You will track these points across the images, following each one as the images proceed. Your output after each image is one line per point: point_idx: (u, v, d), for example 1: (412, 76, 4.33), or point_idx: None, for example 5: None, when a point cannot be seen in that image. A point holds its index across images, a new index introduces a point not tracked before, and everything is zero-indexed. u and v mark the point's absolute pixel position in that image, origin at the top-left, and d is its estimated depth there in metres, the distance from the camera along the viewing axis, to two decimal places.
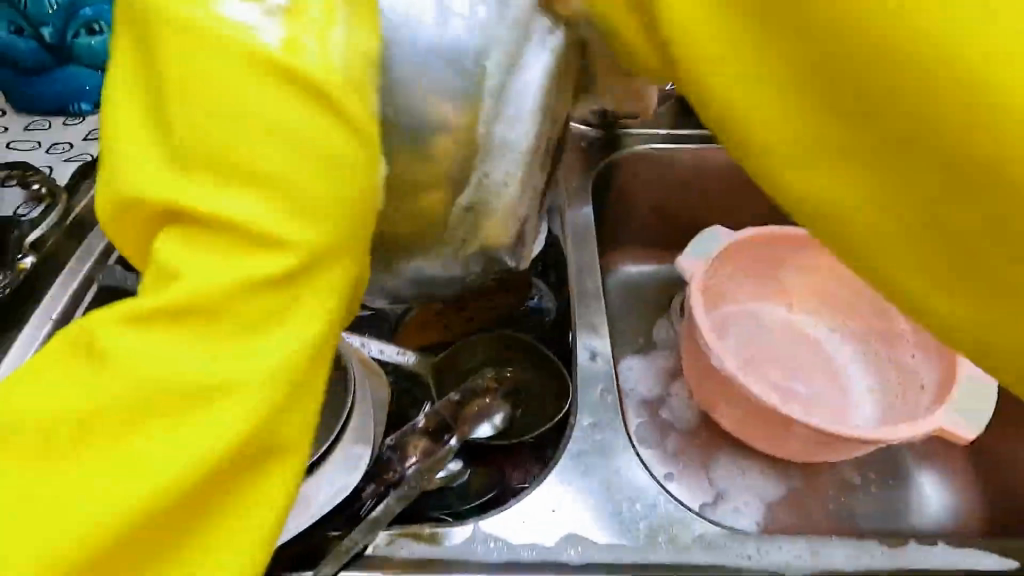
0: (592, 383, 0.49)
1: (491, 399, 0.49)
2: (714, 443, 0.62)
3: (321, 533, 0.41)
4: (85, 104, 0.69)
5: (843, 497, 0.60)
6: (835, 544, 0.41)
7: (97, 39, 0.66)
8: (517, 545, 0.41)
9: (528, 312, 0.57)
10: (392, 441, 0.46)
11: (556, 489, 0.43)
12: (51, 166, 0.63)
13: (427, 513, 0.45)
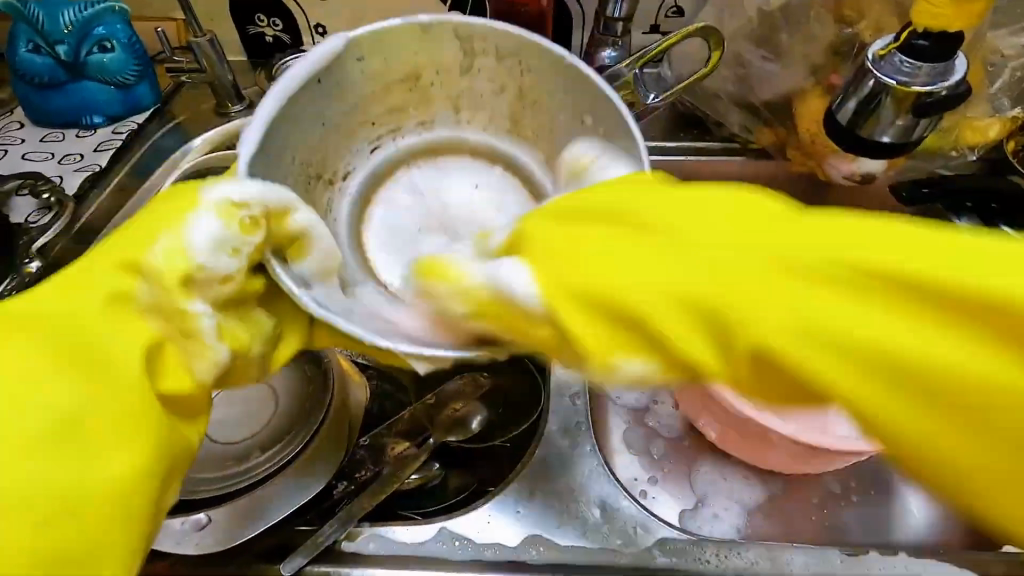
0: (564, 388, 0.51)
1: (468, 403, 0.51)
2: (695, 449, 0.66)
3: (294, 526, 0.44)
4: (98, 118, 0.74)
5: (825, 507, 0.63)
6: (791, 554, 0.41)
7: (109, 55, 0.70)
8: (481, 544, 0.42)
9: None
10: (367, 441, 0.48)
11: (518, 492, 0.45)
12: (62, 176, 0.68)
13: (399, 510, 0.47)
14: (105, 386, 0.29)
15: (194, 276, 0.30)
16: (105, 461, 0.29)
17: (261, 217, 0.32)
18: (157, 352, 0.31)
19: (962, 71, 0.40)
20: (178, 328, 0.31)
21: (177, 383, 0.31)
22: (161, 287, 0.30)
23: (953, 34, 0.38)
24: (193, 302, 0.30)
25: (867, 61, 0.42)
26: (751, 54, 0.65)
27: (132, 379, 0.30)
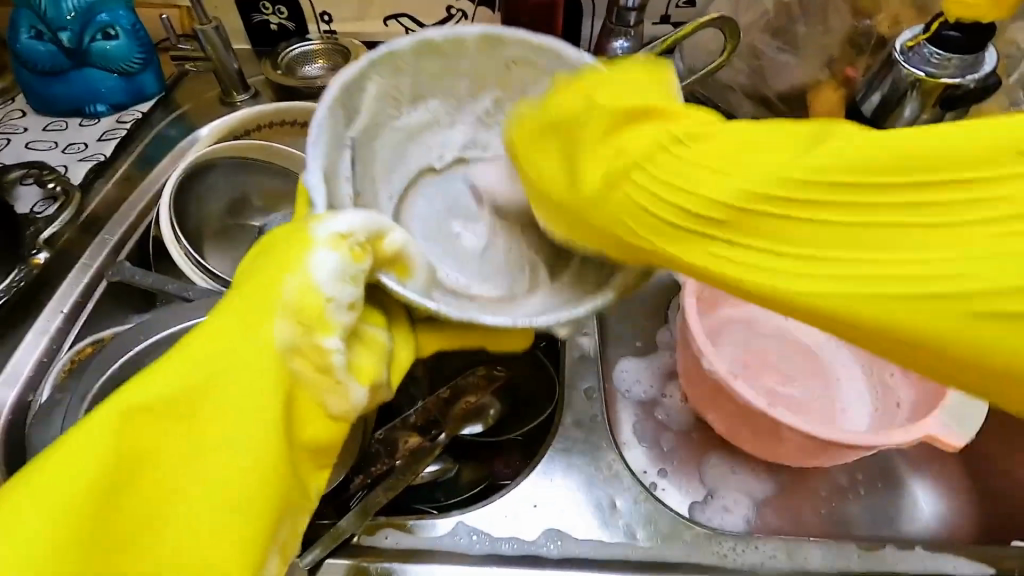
0: (579, 382, 0.50)
1: (481, 396, 0.51)
2: (704, 443, 0.66)
3: (313, 519, 0.44)
4: (101, 107, 0.72)
5: (835, 500, 0.63)
6: (809, 547, 0.41)
7: (113, 43, 0.69)
8: (499, 537, 0.42)
9: None
10: (382, 434, 0.48)
11: (535, 485, 0.45)
12: (67, 165, 0.66)
13: (414, 504, 0.47)
14: (250, 441, 0.29)
15: (327, 312, 0.31)
16: (239, 505, 0.29)
17: (366, 243, 0.32)
18: (295, 398, 0.31)
19: (993, 62, 0.40)
20: (310, 366, 0.31)
21: (315, 426, 0.32)
22: (302, 326, 0.31)
23: (984, 26, 0.38)
24: (328, 337, 0.31)
25: (896, 53, 0.42)
26: (766, 45, 0.64)
27: (272, 438, 0.29)
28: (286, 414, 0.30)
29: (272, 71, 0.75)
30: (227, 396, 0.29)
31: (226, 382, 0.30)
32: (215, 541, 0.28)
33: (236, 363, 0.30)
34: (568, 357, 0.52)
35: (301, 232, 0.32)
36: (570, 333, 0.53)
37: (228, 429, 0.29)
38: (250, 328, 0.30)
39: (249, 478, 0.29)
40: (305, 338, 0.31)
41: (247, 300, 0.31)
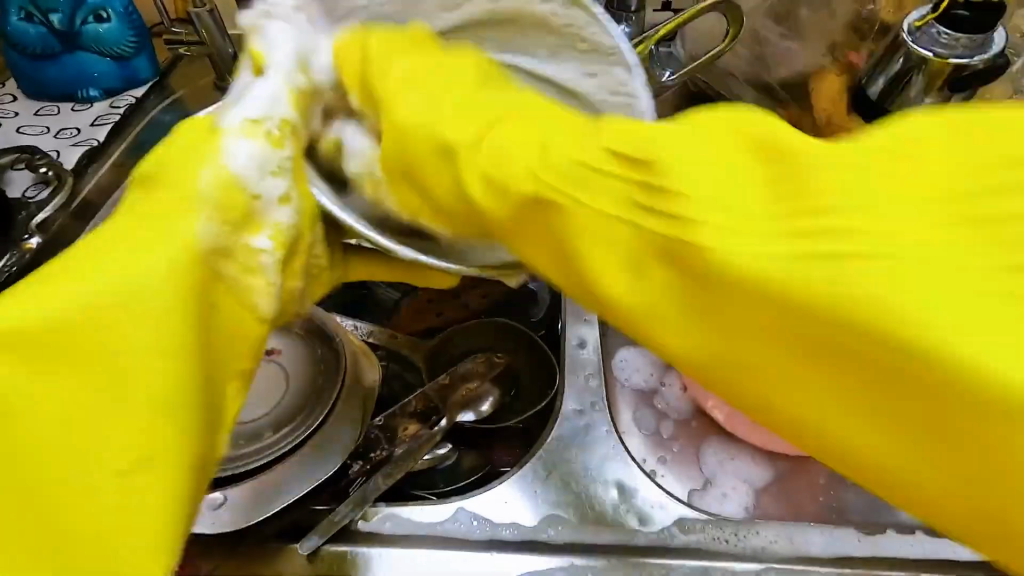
0: (579, 369, 0.50)
1: (481, 384, 0.51)
2: (703, 431, 0.66)
3: (310, 505, 0.43)
4: (93, 91, 0.71)
5: (833, 488, 0.63)
6: (809, 532, 0.41)
7: (105, 26, 0.68)
8: (499, 523, 0.42)
9: (523, 300, 0.57)
10: (382, 421, 0.48)
11: (536, 471, 0.44)
12: (59, 150, 0.65)
13: (413, 490, 0.47)
14: (154, 362, 0.26)
15: (252, 208, 0.28)
16: (138, 458, 0.25)
17: (284, 128, 0.29)
18: (217, 296, 0.28)
19: (1000, 44, 0.40)
20: (237, 265, 0.29)
21: (240, 325, 0.29)
22: (228, 224, 0.28)
23: (992, 5, 0.37)
24: (256, 236, 0.29)
25: (903, 34, 0.41)
26: (769, 31, 0.64)
27: (188, 334, 0.27)
28: (203, 310, 0.27)
29: None
30: (129, 304, 0.26)
31: (126, 295, 0.26)
32: (117, 489, 0.25)
33: (134, 273, 0.26)
34: (568, 344, 0.52)
35: (231, 112, 0.29)
36: (570, 320, 0.53)
37: (128, 352, 0.26)
38: (158, 222, 0.27)
39: (151, 415, 0.26)
40: (247, 225, 0.29)
41: (158, 194, 0.28)
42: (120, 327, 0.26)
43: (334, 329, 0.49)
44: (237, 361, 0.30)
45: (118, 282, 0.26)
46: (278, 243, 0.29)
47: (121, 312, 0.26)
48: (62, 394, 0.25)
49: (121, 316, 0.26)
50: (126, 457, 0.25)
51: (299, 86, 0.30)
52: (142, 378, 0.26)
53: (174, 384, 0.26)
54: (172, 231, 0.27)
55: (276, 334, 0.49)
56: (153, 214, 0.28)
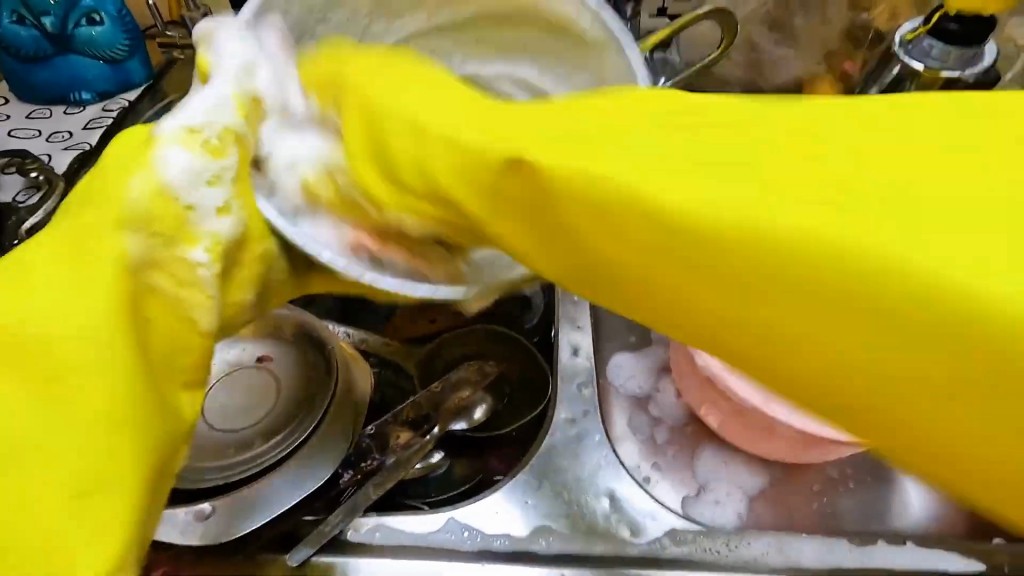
0: (573, 378, 0.50)
1: (474, 392, 0.51)
2: (698, 437, 0.66)
3: (300, 516, 0.43)
4: (86, 94, 0.71)
5: (826, 495, 0.63)
6: (801, 543, 0.41)
7: (98, 29, 0.68)
8: (490, 534, 0.42)
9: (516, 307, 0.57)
10: (373, 429, 0.47)
11: (528, 481, 0.44)
12: (51, 154, 0.65)
13: (405, 500, 0.47)
14: (89, 356, 0.27)
15: (187, 218, 0.28)
16: (71, 434, 0.26)
17: (224, 134, 0.29)
18: (148, 310, 0.28)
19: (993, 57, 0.40)
20: (170, 280, 0.28)
21: (171, 332, 0.29)
22: (157, 235, 0.28)
23: (985, 19, 0.37)
24: (191, 249, 0.28)
25: (896, 47, 0.42)
26: (764, 39, 0.64)
27: (128, 341, 0.27)
28: (137, 325, 0.28)
29: None
30: (62, 307, 0.26)
31: (71, 287, 0.27)
32: (50, 481, 0.26)
33: (70, 278, 0.27)
34: (562, 351, 0.52)
35: (166, 118, 0.29)
36: (564, 328, 0.53)
37: (73, 336, 0.26)
38: (91, 221, 0.27)
39: (96, 408, 0.27)
40: (189, 236, 0.28)
41: (89, 194, 0.28)
42: (47, 317, 0.26)
43: (327, 335, 0.49)
44: (177, 374, 0.30)
45: (54, 283, 0.27)
46: (220, 246, 0.29)
47: (66, 304, 0.26)
48: (3, 378, 0.26)
49: (59, 308, 0.26)
50: (70, 476, 0.26)
51: (247, 92, 0.30)
52: (86, 349, 0.26)
53: (124, 394, 0.27)
54: (99, 229, 0.27)
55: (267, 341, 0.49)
56: (82, 218, 0.28)
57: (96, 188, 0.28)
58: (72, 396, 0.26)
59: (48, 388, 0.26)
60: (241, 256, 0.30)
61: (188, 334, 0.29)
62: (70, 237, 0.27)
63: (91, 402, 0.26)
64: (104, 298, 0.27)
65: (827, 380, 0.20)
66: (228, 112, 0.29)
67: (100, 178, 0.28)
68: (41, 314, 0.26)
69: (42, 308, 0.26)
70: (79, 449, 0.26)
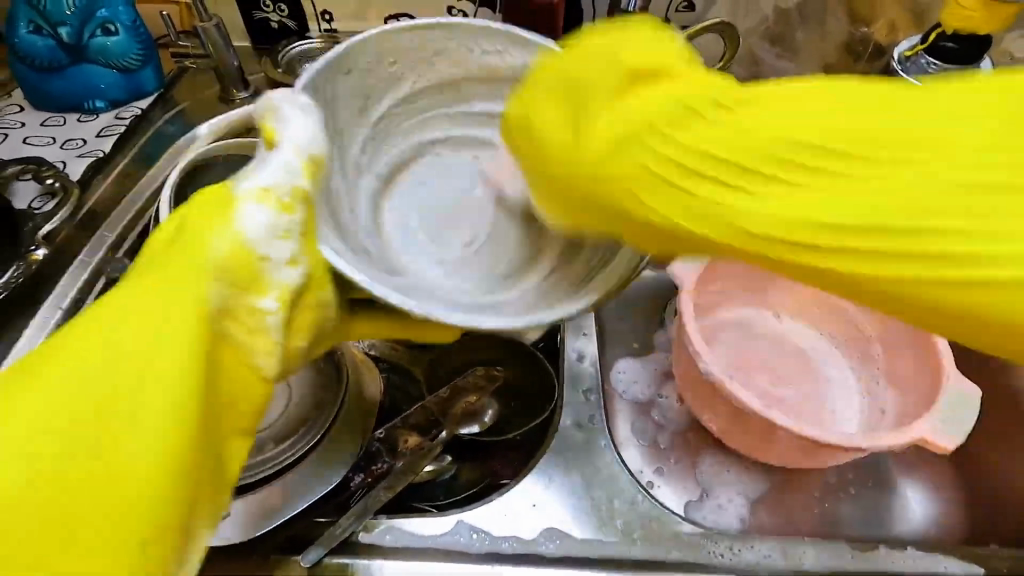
0: (578, 383, 0.51)
1: (480, 397, 0.52)
2: (700, 442, 0.67)
3: (311, 518, 0.43)
4: (99, 102, 0.72)
5: (827, 501, 0.64)
6: (804, 547, 0.42)
7: (113, 39, 0.69)
8: (498, 536, 0.42)
9: None
10: (383, 433, 0.48)
11: (535, 484, 0.45)
12: (65, 160, 0.66)
13: (413, 503, 0.47)
14: (158, 400, 0.27)
15: (261, 270, 0.29)
16: (137, 490, 0.26)
17: (297, 199, 0.30)
18: (220, 356, 0.29)
19: (987, 73, 0.41)
20: (242, 327, 0.29)
21: (239, 383, 0.30)
22: (237, 286, 0.29)
23: (980, 38, 0.39)
24: (263, 298, 0.29)
25: (893, 63, 0.43)
26: (765, 52, 0.65)
27: (194, 398, 0.27)
28: (208, 371, 0.28)
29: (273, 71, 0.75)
30: (139, 353, 0.27)
31: (145, 342, 0.27)
32: (109, 530, 0.25)
33: (149, 327, 0.27)
34: (567, 357, 0.53)
35: (241, 177, 0.30)
36: (569, 334, 0.54)
37: (151, 383, 0.27)
38: (174, 273, 0.28)
39: (161, 457, 0.26)
40: (260, 292, 0.29)
41: (169, 248, 0.29)
42: (124, 364, 0.27)
43: (336, 339, 0.50)
44: (232, 417, 0.31)
45: (132, 330, 0.27)
46: (285, 293, 0.30)
47: (141, 356, 0.27)
48: (69, 424, 0.26)
49: (137, 352, 0.27)
50: (126, 531, 0.26)
51: (312, 155, 0.31)
52: (160, 397, 0.27)
53: (172, 450, 0.27)
54: (183, 280, 0.28)
55: None
56: (163, 266, 0.28)
57: (177, 243, 0.29)
58: (139, 448, 0.26)
59: (115, 440, 0.26)
60: (300, 316, 0.31)
61: (250, 385, 0.30)
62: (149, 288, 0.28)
63: (146, 460, 0.26)
64: (177, 348, 0.27)
65: (827, 280, 0.30)
66: (298, 176, 0.30)
67: (180, 233, 0.29)
68: (116, 362, 0.27)
69: (121, 354, 0.27)
70: (142, 504, 0.26)
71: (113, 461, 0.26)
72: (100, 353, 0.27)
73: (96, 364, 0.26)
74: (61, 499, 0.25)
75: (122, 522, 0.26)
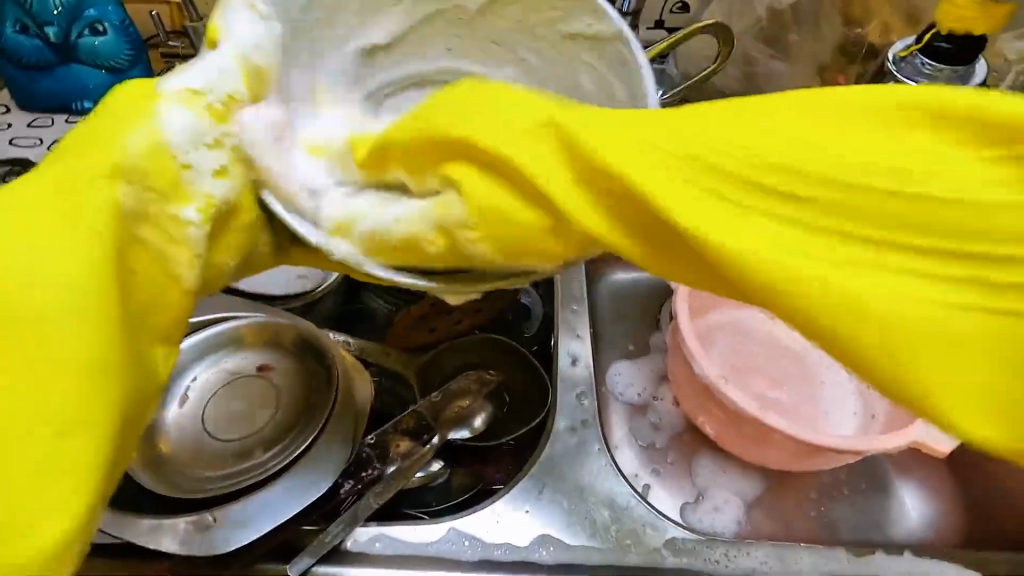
0: (571, 386, 0.50)
1: (473, 400, 0.51)
2: (696, 444, 0.67)
3: (297, 527, 0.42)
4: (87, 103, 0.71)
5: (824, 504, 0.64)
6: (801, 553, 0.41)
7: (101, 39, 0.68)
8: (490, 544, 0.42)
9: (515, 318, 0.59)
10: (373, 439, 0.47)
11: (528, 489, 0.44)
12: (51, 162, 0.65)
13: (405, 509, 0.47)
14: (59, 282, 0.26)
15: (183, 177, 0.28)
16: (54, 386, 0.25)
17: (228, 103, 0.29)
18: (133, 260, 0.28)
19: (983, 74, 0.41)
20: (157, 232, 0.28)
21: (156, 290, 0.29)
22: (151, 190, 0.28)
23: (973, 40, 0.39)
24: (183, 207, 0.28)
25: (888, 63, 0.42)
26: (759, 52, 0.65)
27: (109, 279, 0.26)
28: (121, 275, 0.27)
29: None
30: (60, 230, 0.26)
31: (61, 221, 0.26)
32: (29, 429, 0.25)
33: (62, 213, 0.26)
34: (561, 361, 0.52)
35: (164, 84, 0.29)
36: (562, 337, 0.54)
37: (60, 266, 0.26)
38: (84, 158, 0.27)
39: (75, 351, 0.26)
40: (197, 199, 0.28)
41: (85, 139, 0.28)
42: (32, 246, 0.26)
43: (326, 342, 0.50)
44: (156, 320, 0.29)
45: (48, 219, 0.26)
46: (212, 204, 0.29)
47: (51, 242, 0.26)
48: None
49: (50, 234, 0.26)
50: (50, 418, 0.25)
51: (252, 64, 0.30)
52: (74, 281, 0.26)
53: (96, 335, 0.26)
54: (85, 168, 0.27)
55: (270, 351, 0.50)
56: (76, 153, 0.28)
57: (89, 136, 0.28)
58: (45, 333, 0.25)
59: (29, 337, 0.25)
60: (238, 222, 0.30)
61: (169, 288, 0.29)
62: (57, 172, 0.27)
63: (66, 346, 0.26)
64: (87, 234, 0.26)
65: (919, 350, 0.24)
66: (238, 86, 0.29)
67: (97, 126, 0.29)
68: (12, 246, 0.26)
69: (31, 237, 0.26)
70: (64, 401, 0.26)
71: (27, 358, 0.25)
72: (9, 243, 0.26)
73: (8, 246, 0.26)
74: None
75: (42, 415, 0.25)
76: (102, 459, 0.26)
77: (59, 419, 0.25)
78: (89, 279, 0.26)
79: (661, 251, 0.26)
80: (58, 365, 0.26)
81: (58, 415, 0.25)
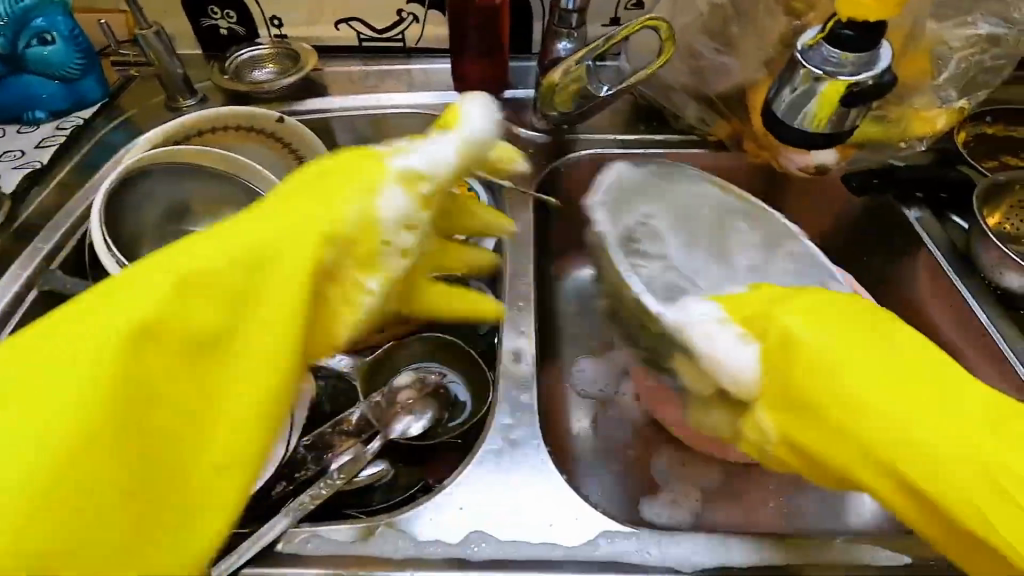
0: (515, 383, 0.50)
1: (415, 399, 0.52)
2: (655, 438, 0.67)
3: (228, 528, 0.43)
4: (39, 113, 0.71)
5: (784, 495, 0.64)
6: (731, 542, 0.41)
7: (50, 49, 0.68)
8: (423, 541, 0.42)
9: None
10: (310, 440, 0.47)
11: (463, 485, 0.44)
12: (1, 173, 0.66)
13: (345, 510, 0.47)
14: (264, 327, 0.32)
15: (382, 252, 0.35)
16: (234, 413, 0.31)
17: (433, 188, 0.37)
18: (269, 287, 0.32)
19: (888, 60, 0.41)
20: (337, 287, 0.35)
21: (324, 335, 0.35)
22: (354, 245, 0.34)
23: (872, 26, 0.39)
24: (369, 278, 0.35)
25: (796, 52, 0.43)
26: (703, 46, 0.66)
27: (297, 317, 0.32)
28: (310, 308, 0.33)
29: (221, 76, 0.78)
30: (207, 286, 0.32)
31: (210, 277, 0.32)
32: (227, 454, 0.31)
33: (200, 263, 0.32)
34: (503, 358, 0.52)
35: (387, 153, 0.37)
36: (506, 334, 0.54)
37: (239, 318, 0.32)
38: (310, 206, 0.34)
39: (263, 379, 0.31)
40: (390, 272, 0.35)
41: (286, 201, 0.35)
42: (235, 297, 0.32)
43: None
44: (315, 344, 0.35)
45: (218, 264, 0.32)
46: (392, 269, 0.35)
47: (226, 302, 0.32)
48: (144, 354, 0.30)
49: (227, 294, 0.32)
50: (223, 452, 0.31)
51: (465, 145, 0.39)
52: (236, 320, 0.32)
53: (281, 370, 0.32)
54: (267, 238, 0.33)
55: None
56: (277, 210, 0.35)
57: (312, 185, 0.36)
58: (228, 360, 0.32)
59: (190, 370, 0.31)
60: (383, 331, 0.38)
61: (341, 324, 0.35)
62: (259, 229, 0.34)
63: (241, 374, 0.32)
64: (278, 280, 0.32)
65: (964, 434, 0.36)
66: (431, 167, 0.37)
67: (324, 166, 0.37)
68: (157, 294, 0.31)
69: (231, 286, 0.32)
70: (247, 420, 0.31)
71: (249, 385, 0.31)
72: (167, 284, 0.31)
73: (208, 294, 0.32)
74: (181, 436, 0.31)
75: (233, 443, 0.31)
76: (250, 469, 0.31)
77: (162, 438, 0.30)
78: (276, 324, 0.32)
79: (837, 397, 0.39)
80: (237, 397, 0.31)
81: (250, 439, 0.31)
